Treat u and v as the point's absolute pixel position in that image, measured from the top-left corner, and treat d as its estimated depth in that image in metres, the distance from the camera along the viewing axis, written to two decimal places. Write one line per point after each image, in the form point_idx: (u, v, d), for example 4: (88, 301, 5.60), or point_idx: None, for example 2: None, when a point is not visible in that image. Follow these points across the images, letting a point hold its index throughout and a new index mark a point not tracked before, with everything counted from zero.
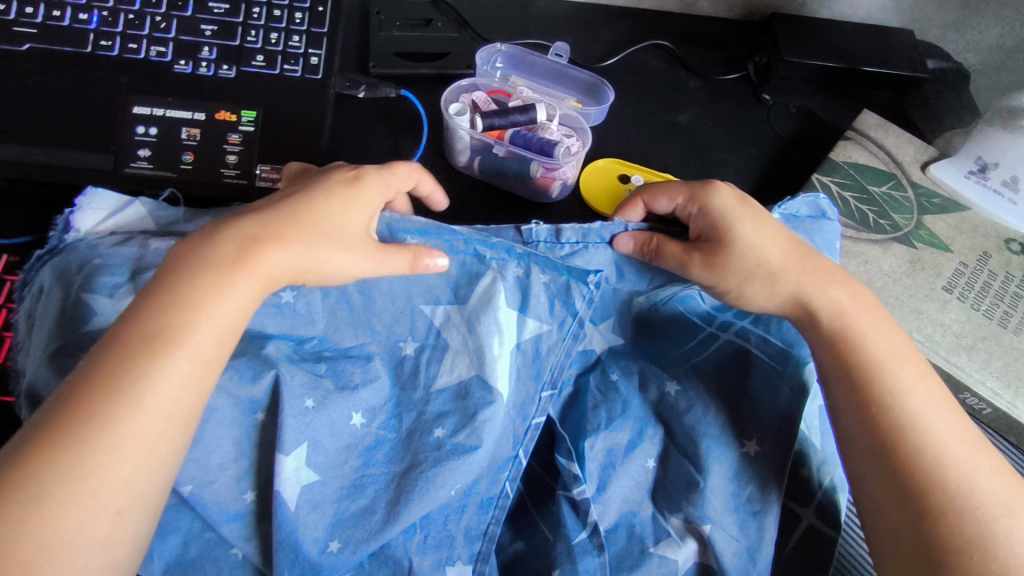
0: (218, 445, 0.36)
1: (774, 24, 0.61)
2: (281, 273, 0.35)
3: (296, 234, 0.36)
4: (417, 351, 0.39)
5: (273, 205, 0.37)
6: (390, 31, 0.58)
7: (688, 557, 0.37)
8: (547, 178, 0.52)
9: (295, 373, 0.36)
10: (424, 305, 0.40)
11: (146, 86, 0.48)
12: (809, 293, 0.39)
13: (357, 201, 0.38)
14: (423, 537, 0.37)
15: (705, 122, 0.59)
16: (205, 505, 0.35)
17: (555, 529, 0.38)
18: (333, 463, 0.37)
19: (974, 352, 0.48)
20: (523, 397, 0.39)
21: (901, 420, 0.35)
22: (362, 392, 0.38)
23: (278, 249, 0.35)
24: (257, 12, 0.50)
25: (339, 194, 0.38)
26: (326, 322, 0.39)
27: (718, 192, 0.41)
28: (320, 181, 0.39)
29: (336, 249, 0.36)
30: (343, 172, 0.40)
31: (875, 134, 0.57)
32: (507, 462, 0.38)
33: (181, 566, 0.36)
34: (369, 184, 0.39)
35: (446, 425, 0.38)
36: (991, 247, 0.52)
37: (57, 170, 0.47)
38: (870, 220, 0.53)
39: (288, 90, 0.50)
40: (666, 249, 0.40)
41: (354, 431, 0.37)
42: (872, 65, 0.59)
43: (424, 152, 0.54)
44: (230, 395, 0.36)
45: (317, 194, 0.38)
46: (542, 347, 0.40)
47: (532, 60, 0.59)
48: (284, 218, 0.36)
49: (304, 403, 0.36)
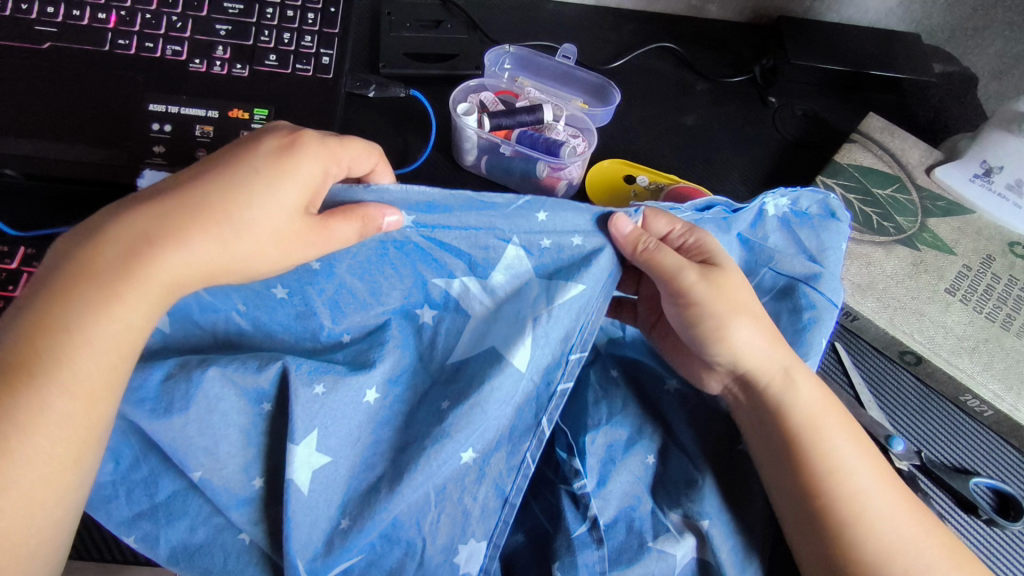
0: (225, 432, 0.36)
1: (781, 27, 0.62)
2: (187, 276, 0.34)
3: (205, 226, 0.34)
4: (434, 321, 0.39)
5: (178, 191, 0.35)
6: (401, 32, 0.59)
7: (685, 553, 0.38)
8: (553, 178, 0.53)
9: (303, 364, 0.36)
10: (437, 278, 0.38)
11: (162, 84, 0.49)
12: (795, 385, 0.39)
13: (285, 181, 0.35)
14: (440, 513, 0.37)
15: (710, 124, 0.59)
16: (214, 490, 0.36)
17: (557, 521, 0.39)
18: (348, 442, 0.37)
19: (976, 354, 0.49)
20: (548, 362, 0.37)
21: (857, 495, 0.37)
22: (376, 369, 0.38)
23: (176, 251, 0.34)
24: (270, 13, 0.51)
25: (268, 172, 0.35)
26: (328, 312, 0.38)
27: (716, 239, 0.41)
28: (249, 154, 0.36)
29: (269, 246, 0.35)
30: (275, 141, 0.37)
31: (881, 137, 0.57)
32: (528, 430, 0.37)
33: (187, 552, 0.37)
34: (305, 155, 0.36)
35: (451, 395, 0.37)
36: (995, 250, 0.53)
37: (70, 165, 0.48)
38: (873, 223, 0.53)
39: (299, 90, 0.51)
40: (661, 257, 0.38)
41: (370, 407, 0.38)
42: (878, 69, 0.60)
43: (432, 152, 0.55)
44: (237, 387, 0.36)
45: (240, 177, 0.35)
46: (560, 298, 0.37)
47: (540, 61, 0.60)
48: (187, 210, 0.34)
49: (314, 390, 0.36)
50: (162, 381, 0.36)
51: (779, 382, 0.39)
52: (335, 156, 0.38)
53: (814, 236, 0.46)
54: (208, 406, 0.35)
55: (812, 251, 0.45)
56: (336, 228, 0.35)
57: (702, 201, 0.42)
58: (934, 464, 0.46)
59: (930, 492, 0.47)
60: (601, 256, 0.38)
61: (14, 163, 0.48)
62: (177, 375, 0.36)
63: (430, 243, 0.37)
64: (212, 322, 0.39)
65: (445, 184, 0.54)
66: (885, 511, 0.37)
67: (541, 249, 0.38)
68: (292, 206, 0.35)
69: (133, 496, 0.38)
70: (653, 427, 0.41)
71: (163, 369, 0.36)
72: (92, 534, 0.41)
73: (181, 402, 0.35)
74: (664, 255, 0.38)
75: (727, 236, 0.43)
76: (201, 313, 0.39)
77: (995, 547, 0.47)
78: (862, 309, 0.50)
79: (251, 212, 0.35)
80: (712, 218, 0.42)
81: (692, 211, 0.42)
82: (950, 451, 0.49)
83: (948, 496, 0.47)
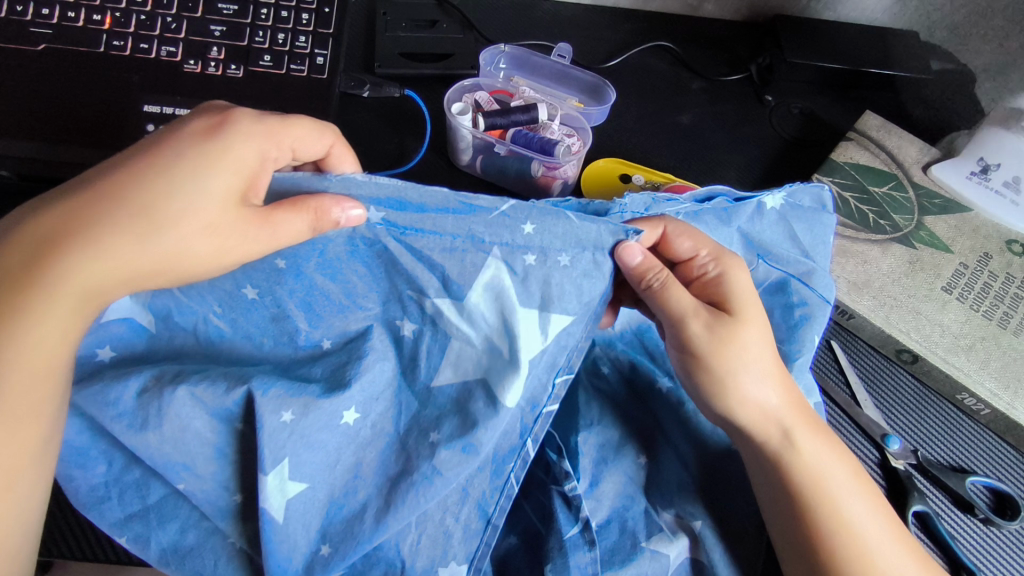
0: (200, 450, 0.36)
1: (777, 25, 0.61)
2: (103, 282, 0.34)
3: (129, 223, 0.33)
4: (415, 334, 0.37)
5: (98, 178, 0.34)
6: (397, 32, 0.59)
7: (679, 553, 0.38)
8: (548, 177, 0.53)
9: (269, 389, 0.35)
10: (409, 291, 0.36)
11: (157, 85, 0.50)
12: (790, 385, 0.39)
13: (214, 167, 0.35)
14: (421, 535, 0.37)
15: (706, 123, 0.59)
16: (199, 500, 0.36)
17: (548, 523, 0.38)
18: (325, 466, 0.36)
19: (973, 352, 0.48)
20: (536, 388, 0.36)
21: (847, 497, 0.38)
22: (353, 390, 0.36)
23: (91, 254, 0.33)
24: (264, 14, 0.51)
25: (194, 159, 0.35)
26: (303, 315, 0.37)
27: (743, 272, 0.39)
28: (173, 135, 0.36)
29: (197, 238, 0.34)
30: (203, 123, 0.36)
31: (879, 135, 0.56)
32: (513, 452, 0.37)
33: (178, 554, 0.38)
34: (237, 141, 0.36)
35: (444, 428, 0.36)
36: (992, 248, 0.52)
37: (64, 164, 0.48)
38: (870, 220, 0.53)
39: (294, 90, 0.51)
40: (671, 295, 0.38)
41: (348, 428, 0.36)
42: (874, 66, 0.59)
43: (427, 152, 0.55)
44: (204, 408, 0.35)
45: (164, 166, 0.34)
46: (554, 336, 0.36)
47: (535, 61, 0.60)
48: (105, 206, 0.33)
49: (281, 418, 0.35)
50: (138, 396, 0.35)
51: (776, 444, 0.38)
52: (274, 138, 0.37)
53: (808, 231, 0.45)
54: (180, 425, 0.35)
55: (805, 246, 0.45)
56: (281, 220, 0.33)
57: (701, 194, 0.43)
58: (931, 462, 0.47)
59: (926, 490, 0.47)
60: (590, 283, 0.36)
61: (10, 164, 0.48)
62: (151, 390, 0.35)
63: (402, 247, 0.35)
64: (192, 325, 0.38)
65: (442, 184, 0.54)
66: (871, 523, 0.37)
67: (524, 265, 0.35)
68: (222, 192, 0.34)
69: (124, 498, 0.38)
70: (645, 426, 0.41)
71: (139, 382, 0.36)
72: (87, 535, 0.42)
73: (155, 419, 0.35)
74: (676, 293, 0.38)
75: (727, 230, 0.43)
76: (179, 314, 0.38)
77: (994, 547, 0.46)
78: (857, 307, 0.50)
79: (173, 204, 0.34)
80: (712, 209, 0.42)
81: (691, 203, 0.42)
82: (947, 449, 0.49)
83: (945, 495, 0.47)
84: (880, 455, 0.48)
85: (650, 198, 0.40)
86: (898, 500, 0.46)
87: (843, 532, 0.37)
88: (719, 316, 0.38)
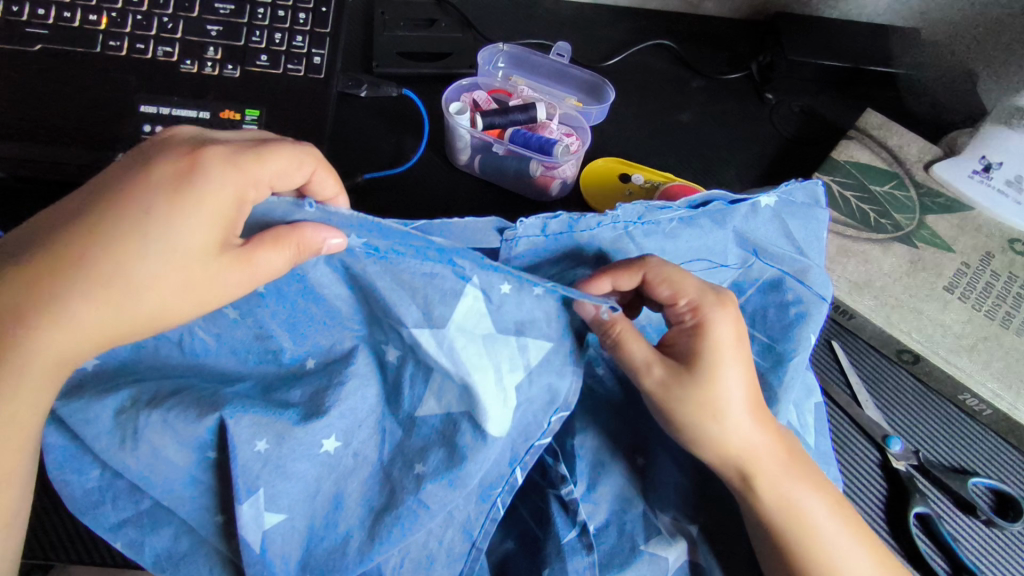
0: (175, 473, 0.35)
1: (779, 24, 0.60)
2: (76, 350, 0.33)
3: (97, 289, 0.32)
4: (398, 359, 0.37)
5: (61, 238, 0.33)
6: (395, 31, 0.58)
7: (678, 555, 0.38)
8: (547, 177, 0.52)
9: (242, 416, 0.34)
10: (389, 320, 0.35)
11: (154, 86, 0.49)
12: None
13: (181, 220, 0.32)
14: (404, 559, 0.37)
15: (706, 122, 0.59)
16: (187, 512, 0.36)
17: (545, 527, 0.38)
18: (305, 496, 0.36)
19: (975, 352, 0.48)
20: (529, 423, 0.36)
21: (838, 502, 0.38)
22: (332, 418, 0.36)
23: (60, 321, 0.32)
24: (261, 13, 0.51)
25: (163, 215, 0.32)
26: (287, 335, 0.37)
27: (724, 323, 0.37)
28: (141, 182, 0.33)
29: (172, 298, 0.33)
30: (172, 166, 0.33)
31: (879, 133, 0.56)
32: (499, 480, 0.37)
33: (172, 560, 0.38)
34: (211, 186, 0.32)
35: (430, 460, 0.36)
36: (994, 247, 0.52)
37: (63, 167, 0.48)
38: (871, 220, 0.52)
39: (291, 90, 0.51)
40: (627, 347, 0.36)
41: (329, 455, 0.36)
42: (876, 65, 0.59)
43: (425, 151, 0.55)
44: (178, 438, 0.35)
45: (131, 221, 0.32)
46: (536, 363, 0.36)
47: (534, 60, 0.60)
48: (70, 271, 0.32)
49: (256, 447, 0.34)
50: (115, 416, 0.35)
51: (777, 446, 0.37)
52: (253, 178, 0.33)
53: (802, 228, 0.45)
54: (152, 452, 0.35)
55: (800, 242, 0.45)
56: (262, 259, 0.32)
57: (700, 197, 0.41)
58: (932, 464, 0.47)
59: (927, 491, 0.47)
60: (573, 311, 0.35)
61: (6, 165, 0.48)
62: (128, 412, 0.35)
63: (383, 267, 0.34)
64: (178, 337, 0.37)
65: (440, 184, 0.54)
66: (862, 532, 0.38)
67: (501, 294, 0.35)
68: (197, 246, 0.32)
69: (118, 503, 0.38)
70: (642, 430, 0.41)
71: (117, 401, 0.35)
72: (82, 539, 0.42)
73: (132, 441, 0.35)
74: (632, 346, 0.36)
75: (723, 232, 0.42)
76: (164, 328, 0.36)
77: (995, 549, 0.46)
78: (857, 306, 0.50)
79: (142, 266, 0.32)
80: (707, 212, 0.41)
81: (685, 207, 0.41)
82: (948, 450, 0.49)
83: (947, 497, 0.47)
84: (881, 456, 0.48)
85: (643, 208, 0.40)
86: (900, 499, 0.46)
87: (838, 536, 0.37)
88: (680, 372, 0.36)
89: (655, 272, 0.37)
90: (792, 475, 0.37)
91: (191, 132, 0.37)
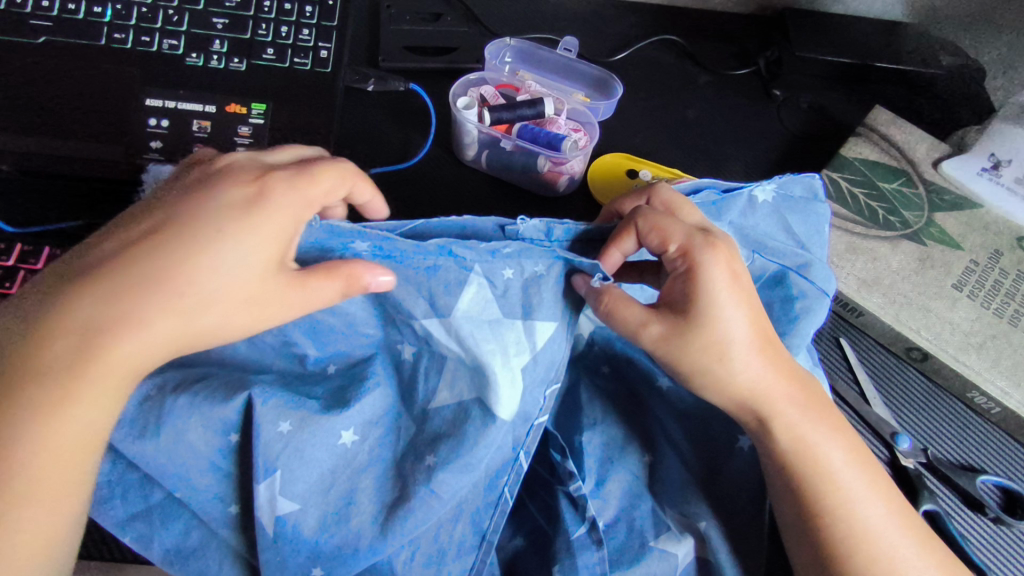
0: (193, 461, 0.35)
1: (785, 19, 0.60)
2: (151, 360, 0.33)
3: (173, 303, 0.32)
4: (413, 356, 0.37)
5: (130, 256, 0.33)
6: (400, 25, 0.58)
7: (686, 552, 0.38)
8: (554, 172, 0.52)
9: (269, 398, 0.35)
10: (400, 314, 0.36)
11: (159, 78, 0.49)
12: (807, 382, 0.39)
13: (248, 236, 0.33)
14: (414, 552, 0.36)
15: (713, 118, 0.59)
16: (200, 505, 0.36)
17: (555, 524, 0.39)
18: (318, 489, 0.36)
19: (983, 350, 0.48)
20: (527, 407, 0.35)
21: None
22: (353, 410, 0.36)
23: (136, 336, 0.32)
24: (267, 6, 0.50)
25: (232, 232, 0.33)
26: (309, 342, 0.37)
27: (716, 265, 0.35)
28: (208, 206, 0.33)
29: (239, 309, 0.33)
30: (238, 190, 0.34)
31: (888, 129, 0.56)
32: (506, 466, 0.36)
33: (181, 556, 0.38)
34: (278, 203, 0.33)
35: (442, 450, 0.35)
36: (1003, 245, 0.52)
37: (69, 160, 0.48)
38: (879, 217, 0.52)
39: (299, 83, 0.50)
40: (620, 311, 0.35)
41: (345, 449, 0.36)
42: (885, 61, 0.58)
43: (432, 147, 0.54)
44: (201, 420, 0.35)
45: (200, 239, 0.33)
46: (542, 344, 0.35)
47: (542, 55, 0.60)
48: (148, 286, 0.32)
49: (280, 428, 0.34)
50: (140, 403, 0.35)
51: (785, 446, 0.37)
52: (310, 199, 0.34)
53: (802, 222, 0.45)
54: (174, 437, 0.35)
55: (801, 237, 0.45)
56: (314, 288, 0.33)
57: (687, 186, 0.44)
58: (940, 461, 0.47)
59: (937, 490, 0.48)
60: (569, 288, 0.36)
61: (11, 159, 0.47)
62: (153, 399, 0.35)
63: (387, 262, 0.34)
64: None
65: (445, 181, 0.53)
66: (882, 534, 0.36)
67: (503, 279, 0.35)
68: (261, 261, 0.33)
69: (128, 497, 0.37)
70: (647, 428, 0.41)
71: (141, 389, 0.36)
72: (92, 534, 0.42)
73: (155, 426, 0.35)
74: (626, 309, 0.35)
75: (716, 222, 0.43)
76: None
77: (1003, 545, 0.47)
78: (866, 305, 0.50)
79: (212, 281, 0.32)
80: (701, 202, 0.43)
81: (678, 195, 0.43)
82: (956, 449, 0.50)
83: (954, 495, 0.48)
84: (889, 454, 0.47)
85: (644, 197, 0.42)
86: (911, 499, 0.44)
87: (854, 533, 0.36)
88: (677, 320, 0.35)
89: (646, 222, 0.37)
90: (808, 477, 0.36)
91: (244, 157, 0.37)
